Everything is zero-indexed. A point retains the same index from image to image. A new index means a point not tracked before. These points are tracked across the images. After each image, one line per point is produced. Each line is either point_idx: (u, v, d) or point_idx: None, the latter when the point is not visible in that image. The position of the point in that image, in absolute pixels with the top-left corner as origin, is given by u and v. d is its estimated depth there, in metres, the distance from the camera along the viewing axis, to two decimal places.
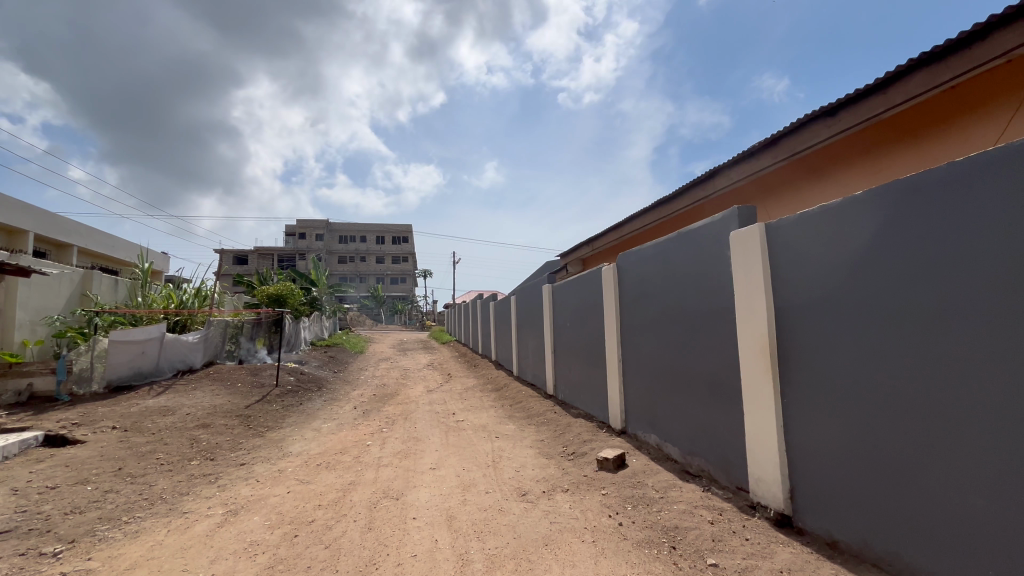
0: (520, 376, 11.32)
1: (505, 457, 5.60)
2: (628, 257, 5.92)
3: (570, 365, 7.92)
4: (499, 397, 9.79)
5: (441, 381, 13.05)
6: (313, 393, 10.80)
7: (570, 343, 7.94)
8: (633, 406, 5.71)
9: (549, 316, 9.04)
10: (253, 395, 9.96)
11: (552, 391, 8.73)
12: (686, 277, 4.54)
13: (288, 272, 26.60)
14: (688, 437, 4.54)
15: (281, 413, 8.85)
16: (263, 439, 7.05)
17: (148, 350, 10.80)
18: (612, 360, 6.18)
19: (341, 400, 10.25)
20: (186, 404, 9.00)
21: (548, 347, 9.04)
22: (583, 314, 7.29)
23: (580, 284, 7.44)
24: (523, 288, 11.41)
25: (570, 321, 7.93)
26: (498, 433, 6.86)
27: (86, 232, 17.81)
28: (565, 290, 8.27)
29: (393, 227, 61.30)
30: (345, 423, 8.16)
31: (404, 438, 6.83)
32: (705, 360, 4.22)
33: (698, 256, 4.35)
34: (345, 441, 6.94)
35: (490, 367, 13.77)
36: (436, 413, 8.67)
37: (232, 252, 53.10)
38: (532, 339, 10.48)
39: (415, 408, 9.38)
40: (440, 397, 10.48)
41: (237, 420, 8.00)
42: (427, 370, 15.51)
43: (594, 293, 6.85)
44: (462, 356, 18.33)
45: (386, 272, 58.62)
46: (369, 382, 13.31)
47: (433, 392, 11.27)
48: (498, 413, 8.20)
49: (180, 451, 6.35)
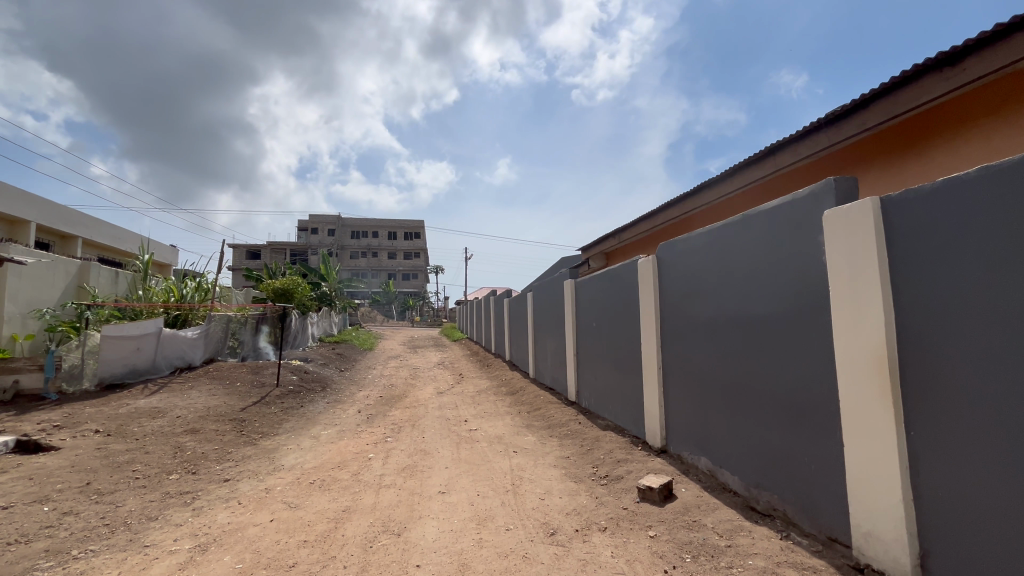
0: (537, 378, 10.51)
1: (526, 480, 4.81)
2: (671, 249, 5.09)
3: (596, 369, 7.10)
4: (515, 402, 9.00)
5: (452, 382, 12.31)
6: (315, 394, 10.12)
7: (596, 345, 7.12)
8: (678, 422, 4.88)
9: (571, 315, 8.21)
10: (252, 395, 9.31)
11: (574, 398, 7.92)
12: (754, 268, 3.68)
13: (298, 266, 26.14)
14: (755, 466, 3.69)
15: (279, 416, 8.17)
16: (255, 448, 6.36)
17: (144, 345, 10.22)
18: (650, 367, 5.35)
19: (345, 403, 9.55)
20: (179, 405, 8.37)
21: (570, 349, 8.22)
22: (613, 313, 6.44)
23: (609, 279, 6.59)
24: (542, 284, 10.58)
25: (596, 320, 7.10)
26: (516, 446, 6.07)
27: (91, 223, 17.41)
28: (590, 284, 7.41)
29: (405, 223, 60.78)
30: (347, 429, 7.44)
31: (410, 450, 6.08)
32: (780, 373, 3.40)
33: (772, 242, 3.49)
34: (346, 452, 6.21)
35: (504, 368, 12.98)
36: (447, 419, 7.92)
37: (244, 247, 53.06)
38: (551, 339, 9.66)
39: (424, 413, 8.63)
40: (451, 400, 9.72)
41: (230, 425, 7.32)
42: (438, 369, 14.80)
43: (627, 290, 6.01)
44: (474, 354, 17.61)
45: (398, 268, 58.19)
46: (376, 382, 12.62)
47: (443, 394, 10.52)
48: (516, 421, 7.41)
49: (160, 462, 5.67)
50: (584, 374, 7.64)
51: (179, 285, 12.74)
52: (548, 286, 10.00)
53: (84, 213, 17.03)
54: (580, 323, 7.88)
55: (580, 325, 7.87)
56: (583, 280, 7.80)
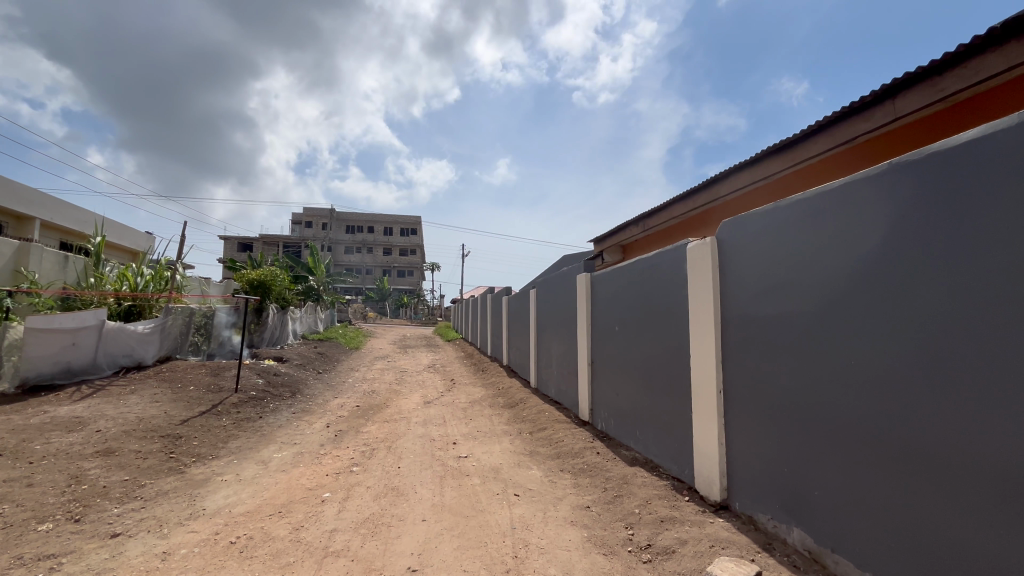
0: (540, 389, 9.06)
1: (534, 550, 3.38)
2: (742, 229, 3.73)
3: (618, 385, 5.68)
4: (515, 419, 7.56)
5: (442, 389, 10.87)
6: (280, 403, 8.66)
7: (617, 353, 5.72)
8: (747, 470, 3.49)
9: (584, 317, 6.78)
10: (202, 403, 7.84)
11: (587, 417, 6.50)
12: (934, 253, 2.34)
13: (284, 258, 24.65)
14: (914, 563, 2.34)
15: (228, 431, 6.71)
16: (179, 481, 4.89)
17: (80, 341, 8.78)
18: (702, 388, 3.95)
19: (314, 413, 8.10)
20: (107, 415, 6.89)
21: (582, 357, 6.80)
22: (644, 314, 5.03)
23: (638, 269, 5.19)
24: (548, 279, 9.10)
25: (618, 323, 5.69)
26: (518, 485, 4.64)
27: (51, 204, 15.86)
28: (610, 276, 6.01)
29: (402, 218, 59.25)
30: (307, 451, 5.99)
31: (379, 488, 4.65)
32: (990, 426, 2.06)
33: (983, 212, 2.15)
34: (296, 488, 4.75)
35: (502, 374, 11.54)
36: (431, 440, 6.49)
37: (234, 239, 51.50)
38: (558, 343, 8.22)
39: (405, 429, 7.19)
40: (439, 413, 8.29)
41: (159, 444, 5.85)
42: (427, 373, 13.35)
43: (666, 285, 4.61)
44: (467, 357, 16.18)
45: (393, 265, 56.71)
46: (356, 387, 11.17)
47: (431, 405, 9.09)
48: (516, 446, 5.98)
49: (40, 501, 4.20)
50: (601, 389, 6.22)
51: (134, 272, 11.20)
52: (556, 280, 8.55)
53: (43, 192, 15.46)
54: (596, 327, 6.46)
55: (596, 328, 6.46)
56: (601, 273, 6.41)
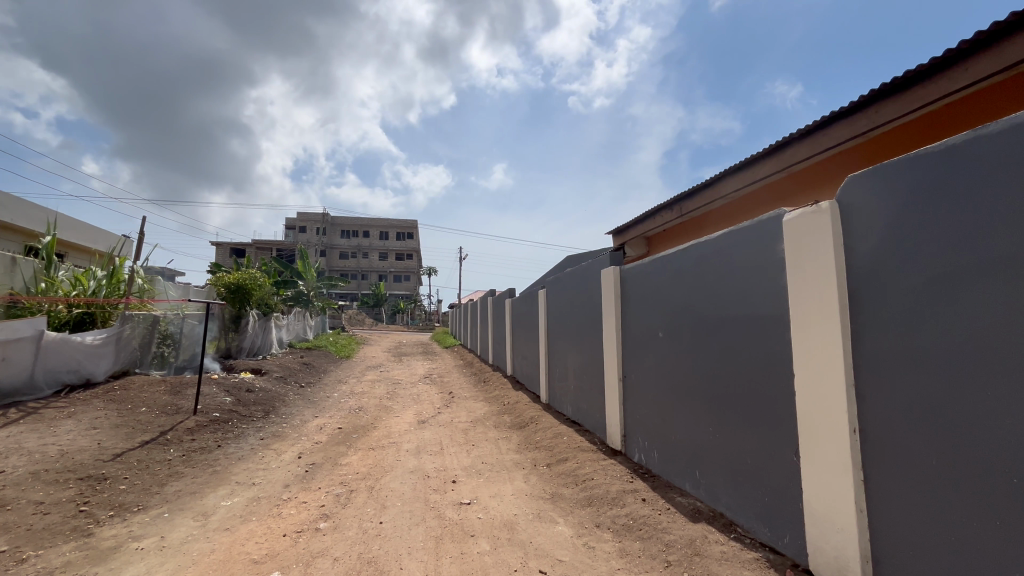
0: (553, 405, 7.80)
1: None
2: (881, 188, 2.45)
3: (664, 407, 4.41)
4: (526, 445, 6.29)
5: (438, 404, 9.58)
6: (248, 426, 7.34)
7: (662, 367, 4.45)
8: (910, 565, 2.22)
9: (612, 321, 5.49)
10: (150, 429, 6.52)
11: (620, 447, 5.25)
12: None
13: (272, 262, 23.35)
14: None
15: (172, 468, 5.38)
16: (77, 551, 3.56)
17: (13, 355, 7.49)
18: (818, 425, 2.67)
19: (286, 440, 6.78)
20: (24, 448, 5.57)
21: (610, 371, 5.52)
22: (704, 316, 3.75)
23: (693, 256, 3.91)
24: (560, 276, 7.81)
25: (663, 327, 4.41)
26: (543, 556, 3.36)
27: (11, 203, 14.53)
28: (649, 267, 4.73)
29: (397, 221, 58.00)
30: (266, 496, 4.69)
31: (350, 561, 3.35)
32: None
33: None
34: (236, 561, 3.44)
35: (508, 386, 10.28)
36: (425, 477, 5.20)
37: (226, 245, 50.16)
38: (575, 352, 6.95)
39: (394, 460, 5.90)
40: (435, 437, 7.00)
41: (74, 490, 4.54)
42: (422, 385, 12.06)
43: (741, 277, 3.32)
44: (467, 366, 14.89)
45: (389, 270, 55.41)
46: (342, 403, 9.86)
47: (427, 425, 7.81)
48: (533, 488, 4.70)
49: None
50: (639, 411, 4.96)
51: (89, 273, 9.87)
52: (571, 277, 7.26)
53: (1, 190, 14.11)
54: (629, 333, 5.19)
55: (629, 332, 5.19)
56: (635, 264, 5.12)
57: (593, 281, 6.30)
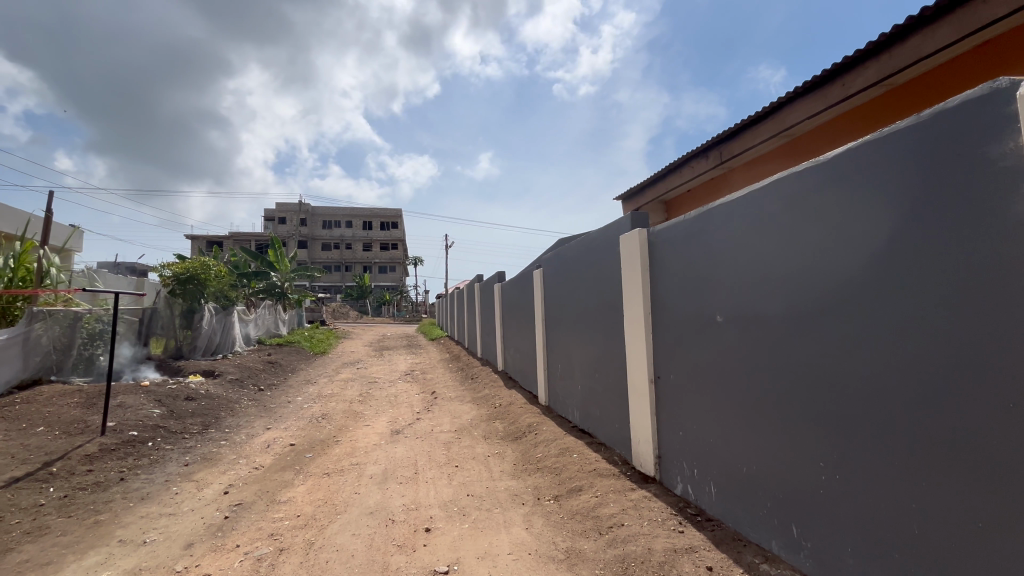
0: (556, 409, 6.39)
1: None
2: None
3: (727, 419, 3.11)
4: (525, 466, 4.88)
5: (418, 408, 8.13)
6: (172, 447, 5.83)
7: (725, 361, 3.13)
8: None
9: (638, 301, 4.11)
10: (34, 459, 4.99)
11: (655, 472, 3.87)
12: None
13: (240, 252, 21.51)
14: None
15: (35, 520, 3.88)
16: None
17: None
18: None
19: (216, 465, 5.29)
20: None
21: (636, 369, 4.14)
22: (821, 283, 2.42)
23: (804, 193, 2.56)
24: (560, 250, 6.37)
25: (732, 305, 3.08)
26: None
27: None
28: (706, 221, 3.37)
29: (381, 210, 55.92)
30: (151, 568, 3.23)
31: None
32: None
33: None
34: None
35: (500, 383, 8.86)
36: (389, 522, 3.77)
37: (200, 237, 47.89)
38: (581, 343, 5.54)
39: (351, 494, 4.45)
40: (410, 454, 5.57)
41: None
42: (402, 384, 10.59)
43: (910, 217, 1.99)
44: (454, 361, 13.43)
45: (373, 260, 53.49)
46: (304, 409, 8.36)
47: (401, 438, 6.35)
48: (539, 544, 3.29)
49: None
50: (679, 422, 3.64)
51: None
52: (574, 249, 5.82)
53: None
54: (663, 316, 3.84)
55: (664, 315, 3.84)
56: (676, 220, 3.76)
57: (605, 252, 4.87)
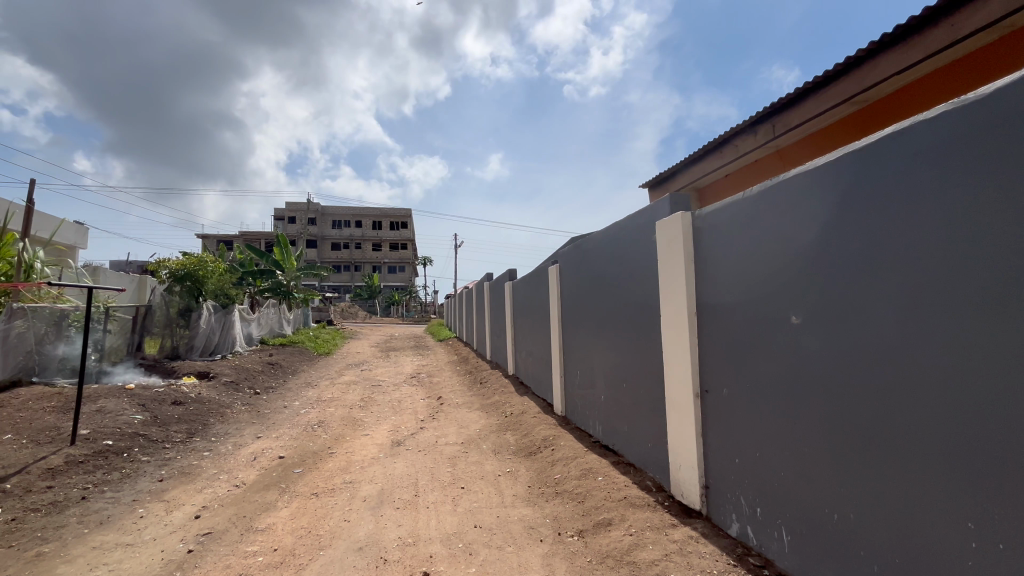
0: (574, 421, 5.74)
1: None
2: None
3: (810, 448, 2.42)
4: (541, 490, 4.23)
5: (423, 416, 7.53)
6: (148, 459, 5.27)
7: (807, 373, 2.45)
8: None
9: (680, 299, 3.42)
10: None
11: (700, 506, 3.21)
12: None
13: (246, 251, 21.15)
14: None
15: None
16: None
17: None
18: None
19: (193, 482, 4.71)
20: None
21: (676, 380, 3.46)
22: (977, 268, 1.75)
23: (941, 145, 1.89)
24: (580, 242, 5.70)
25: (817, 301, 2.40)
26: None
27: None
28: (778, 196, 2.68)
29: (390, 210, 55.62)
30: None
31: None
32: None
33: None
34: None
35: (511, 389, 8.21)
36: (380, 562, 3.15)
37: (211, 236, 48.00)
38: (605, 347, 4.86)
39: (339, 520, 3.83)
40: (410, 471, 4.95)
41: None
42: (407, 388, 10.00)
43: None
44: (463, 363, 12.83)
45: (382, 260, 53.21)
46: (301, 415, 7.80)
47: (402, 451, 5.75)
48: None
49: None
50: (735, 448, 2.96)
51: None
52: (597, 240, 5.14)
53: None
54: (714, 317, 3.16)
55: (714, 316, 3.16)
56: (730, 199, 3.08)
57: (636, 242, 4.18)
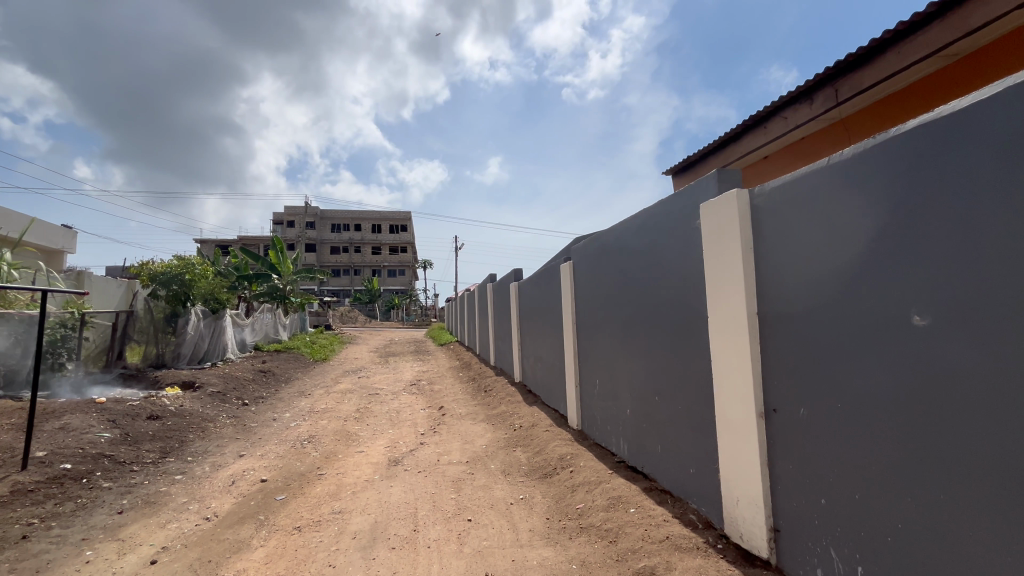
0: (593, 436, 5.10)
1: None
2: None
3: (948, 501, 1.76)
4: (562, 524, 3.60)
5: (423, 429, 6.89)
6: (110, 485, 4.64)
7: (941, 396, 1.78)
8: None
9: (736, 295, 2.78)
10: None
11: (768, 554, 2.57)
12: None
13: (241, 254, 20.54)
14: None
15: None
16: None
17: None
18: None
19: (157, 515, 4.07)
20: None
21: (730, 395, 2.83)
22: None
23: None
24: (599, 234, 5.07)
25: (952, 297, 1.74)
26: None
27: None
28: (886, 157, 2.02)
29: (390, 213, 55.01)
30: None
31: None
32: None
33: None
34: None
35: (520, 398, 7.55)
36: None
37: (208, 241, 47.46)
38: (632, 352, 4.23)
39: (322, 565, 3.19)
40: (409, 497, 4.32)
41: None
42: (407, 397, 9.37)
43: None
44: (466, 369, 12.20)
45: (382, 264, 52.65)
46: (290, 429, 7.17)
47: (400, 472, 5.11)
48: None
49: None
50: (815, 484, 2.33)
51: None
52: (620, 230, 4.51)
53: None
54: (785, 317, 2.52)
55: (785, 316, 2.51)
56: (810, 166, 2.43)
57: (673, 230, 3.55)
